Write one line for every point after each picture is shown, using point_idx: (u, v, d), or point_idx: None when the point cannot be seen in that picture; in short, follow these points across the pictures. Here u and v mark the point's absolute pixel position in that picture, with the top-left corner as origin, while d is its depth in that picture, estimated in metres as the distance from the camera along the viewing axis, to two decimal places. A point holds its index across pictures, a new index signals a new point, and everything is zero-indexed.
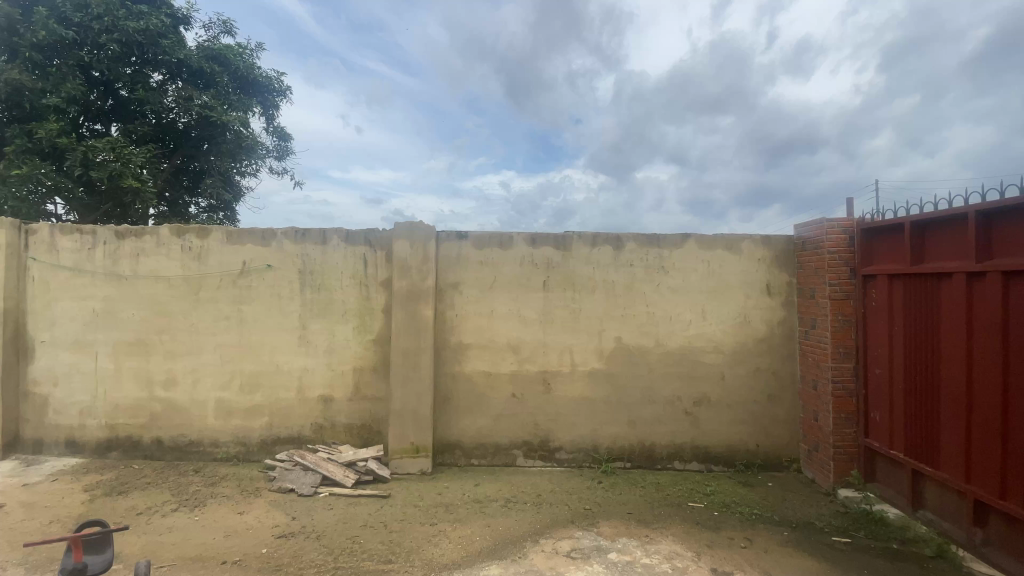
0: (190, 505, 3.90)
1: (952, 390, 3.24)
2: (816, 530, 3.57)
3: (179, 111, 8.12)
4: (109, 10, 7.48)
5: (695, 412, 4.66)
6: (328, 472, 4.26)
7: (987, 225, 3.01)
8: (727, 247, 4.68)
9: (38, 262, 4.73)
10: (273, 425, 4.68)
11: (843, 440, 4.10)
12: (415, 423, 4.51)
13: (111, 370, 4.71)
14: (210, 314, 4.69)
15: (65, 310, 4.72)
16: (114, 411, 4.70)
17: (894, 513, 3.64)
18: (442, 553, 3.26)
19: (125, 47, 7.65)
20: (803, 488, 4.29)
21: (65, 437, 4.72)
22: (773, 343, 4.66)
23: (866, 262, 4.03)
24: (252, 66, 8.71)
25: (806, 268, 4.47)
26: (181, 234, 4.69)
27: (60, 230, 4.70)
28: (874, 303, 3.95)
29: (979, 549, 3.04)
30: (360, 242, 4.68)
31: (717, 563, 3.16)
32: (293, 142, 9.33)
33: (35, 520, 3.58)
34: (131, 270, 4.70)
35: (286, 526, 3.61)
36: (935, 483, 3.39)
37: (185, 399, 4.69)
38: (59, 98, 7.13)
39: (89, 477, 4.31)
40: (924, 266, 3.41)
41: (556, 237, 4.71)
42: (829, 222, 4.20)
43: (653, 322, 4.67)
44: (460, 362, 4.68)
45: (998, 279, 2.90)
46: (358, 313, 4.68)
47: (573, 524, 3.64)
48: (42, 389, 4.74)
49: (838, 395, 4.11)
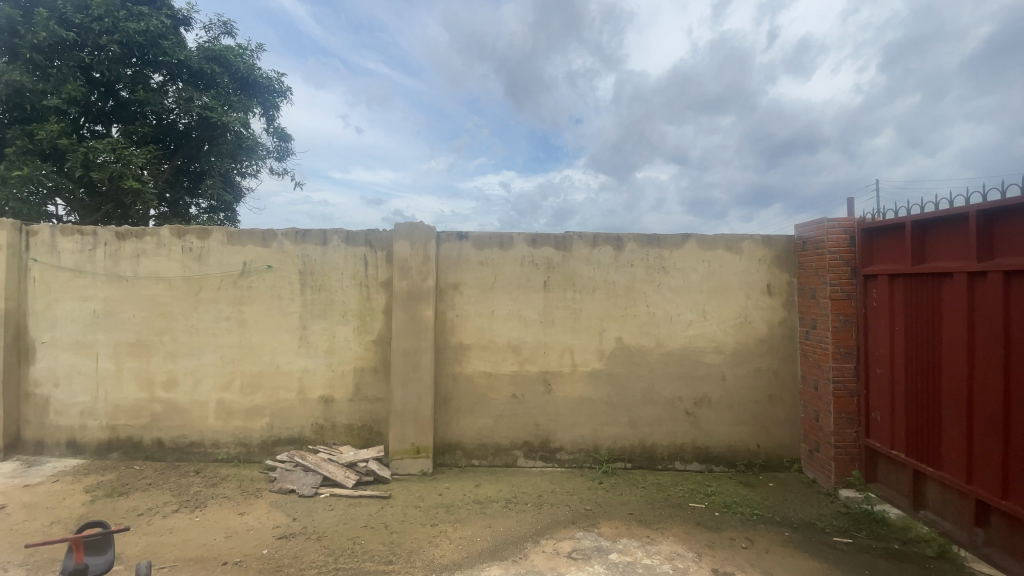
0: (191, 506, 3.90)
1: (953, 390, 3.24)
2: (817, 531, 3.57)
3: (180, 112, 8.16)
4: (109, 11, 7.49)
5: (696, 412, 4.66)
6: (329, 472, 4.27)
7: (989, 225, 3.01)
8: (727, 247, 4.67)
9: (39, 263, 4.73)
10: (273, 426, 4.68)
11: (844, 440, 4.10)
12: (416, 423, 4.51)
13: (111, 372, 4.72)
14: (210, 315, 4.69)
15: (65, 311, 4.73)
16: (115, 411, 4.71)
17: (895, 513, 3.63)
18: (443, 554, 3.26)
19: (125, 48, 7.66)
20: (805, 488, 4.28)
21: (66, 438, 4.72)
22: (774, 343, 4.66)
23: (867, 261, 4.02)
24: (252, 67, 8.72)
25: (807, 268, 4.46)
26: (182, 235, 4.69)
27: (61, 231, 4.71)
28: (874, 303, 3.95)
29: (981, 549, 3.03)
30: (361, 242, 4.68)
31: (717, 564, 3.16)
32: (293, 142, 9.33)
33: (36, 521, 3.59)
34: (132, 271, 4.70)
35: (287, 526, 3.61)
36: (936, 483, 3.39)
37: (185, 400, 4.70)
38: (59, 100, 7.14)
39: (90, 478, 4.32)
40: (925, 266, 3.41)
41: (556, 238, 4.71)
42: (830, 221, 4.20)
43: (653, 323, 4.67)
44: (460, 362, 4.68)
45: (999, 278, 2.89)
46: (358, 314, 4.68)
47: (574, 525, 3.64)
48: (42, 390, 4.74)
49: (839, 395, 4.11)
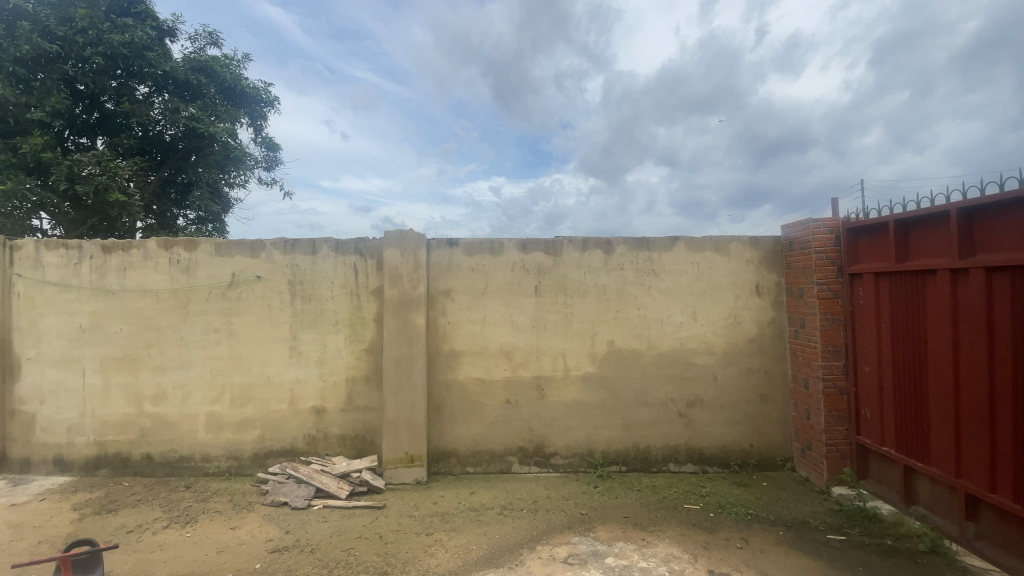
0: (182, 521, 3.85)
1: (940, 385, 3.27)
2: (811, 529, 3.59)
3: (166, 123, 8.09)
4: (93, 23, 7.45)
5: (689, 413, 4.68)
6: (322, 483, 4.22)
7: (969, 222, 3.06)
8: (716, 249, 4.71)
9: (23, 278, 4.67)
10: (265, 438, 4.64)
11: (835, 438, 4.14)
12: (409, 432, 4.48)
13: (98, 386, 4.65)
14: (199, 327, 4.65)
15: (51, 326, 4.66)
16: (102, 427, 4.64)
17: (887, 509, 3.66)
18: (439, 562, 3.24)
19: (110, 60, 7.61)
20: (798, 487, 4.30)
21: (53, 456, 4.64)
22: (763, 343, 4.69)
23: (852, 260, 4.08)
24: (240, 77, 8.71)
25: (794, 268, 4.51)
26: (169, 247, 4.65)
27: (45, 245, 4.65)
28: (861, 301, 4.01)
29: (972, 543, 3.06)
30: (350, 252, 4.66)
31: (713, 565, 3.15)
32: (281, 151, 9.30)
33: (23, 541, 3.51)
34: (119, 284, 4.65)
35: (279, 540, 3.57)
36: (926, 478, 3.42)
37: (175, 413, 4.64)
38: (43, 112, 7.09)
39: (78, 496, 4.25)
40: (909, 264, 3.46)
41: (546, 242, 4.72)
42: (816, 222, 4.25)
43: (644, 325, 4.69)
44: (453, 369, 4.66)
45: (981, 273, 2.95)
46: (349, 323, 4.65)
47: (570, 530, 3.63)
48: (28, 407, 4.67)
49: (828, 393, 4.15)
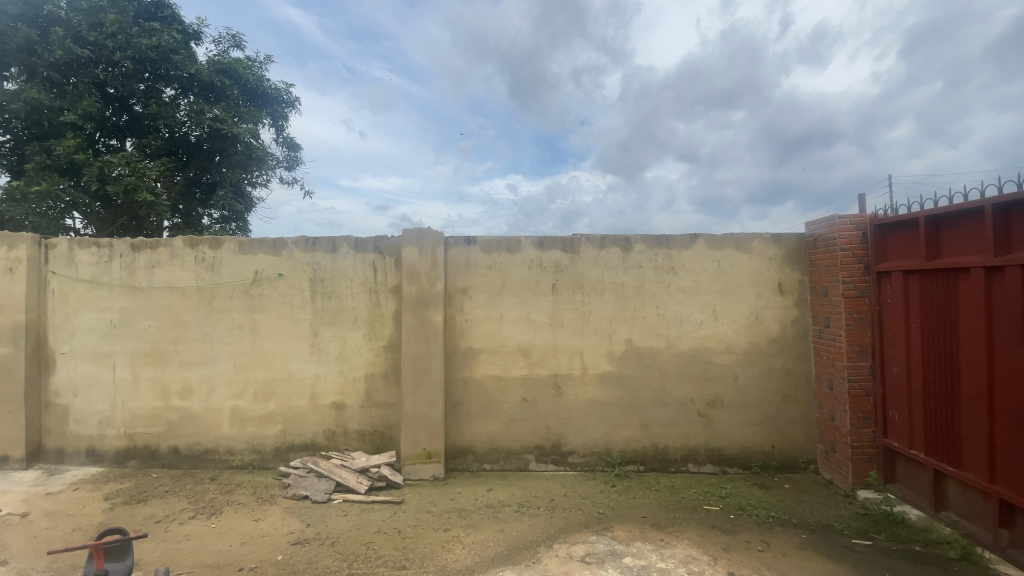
0: (207, 512, 3.95)
1: (973, 387, 3.16)
2: (835, 533, 3.51)
3: (191, 125, 8.28)
4: (122, 28, 7.66)
5: (709, 413, 4.61)
6: (341, 478, 4.29)
7: (1005, 219, 2.95)
8: (737, 247, 4.62)
9: (57, 276, 4.83)
10: (286, 432, 4.72)
11: (861, 440, 4.03)
12: (427, 428, 4.52)
13: (128, 380, 4.80)
14: (223, 324, 4.75)
15: (84, 321, 4.82)
16: (131, 420, 4.79)
17: (916, 514, 3.56)
18: (456, 558, 3.26)
19: (138, 64, 7.82)
20: (822, 490, 4.21)
21: (86, 447, 4.81)
22: (786, 343, 4.60)
23: (880, 258, 3.96)
24: (262, 78, 8.86)
25: (818, 265, 4.41)
26: (194, 245, 4.76)
27: (78, 244, 4.81)
28: (889, 299, 3.89)
29: (1006, 551, 2.95)
30: (369, 250, 4.71)
31: (733, 568, 3.11)
32: (302, 151, 9.45)
33: (57, 529, 3.65)
34: (147, 282, 4.78)
35: (300, 532, 3.63)
36: (957, 483, 3.32)
37: (200, 407, 4.76)
38: (75, 115, 7.32)
39: (109, 486, 4.39)
40: (940, 262, 3.35)
41: (564, 240, 4.69)
42: (842, 219, 4.14)
43: (663, 324, 4.63)
44: (470, 366, 4.68)
45: (1017, 272, 2.83)
46: (368, 320, 4.71)
47: (587, 529, 3.61)
48: (63, 400, 4.84)
49: (854, 394, 4.05)
